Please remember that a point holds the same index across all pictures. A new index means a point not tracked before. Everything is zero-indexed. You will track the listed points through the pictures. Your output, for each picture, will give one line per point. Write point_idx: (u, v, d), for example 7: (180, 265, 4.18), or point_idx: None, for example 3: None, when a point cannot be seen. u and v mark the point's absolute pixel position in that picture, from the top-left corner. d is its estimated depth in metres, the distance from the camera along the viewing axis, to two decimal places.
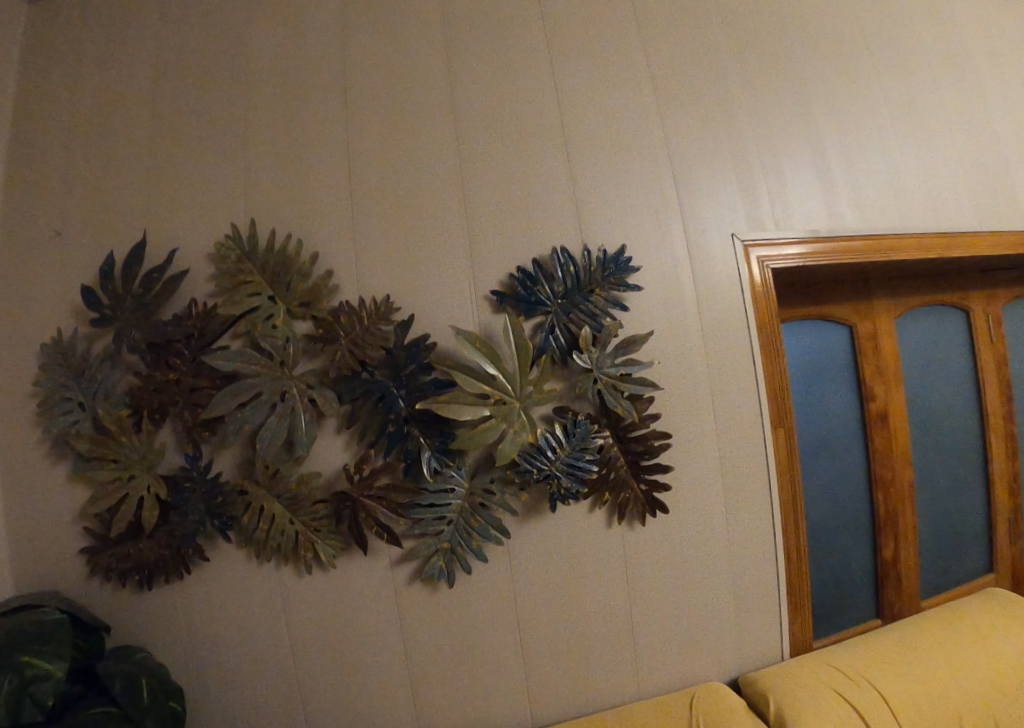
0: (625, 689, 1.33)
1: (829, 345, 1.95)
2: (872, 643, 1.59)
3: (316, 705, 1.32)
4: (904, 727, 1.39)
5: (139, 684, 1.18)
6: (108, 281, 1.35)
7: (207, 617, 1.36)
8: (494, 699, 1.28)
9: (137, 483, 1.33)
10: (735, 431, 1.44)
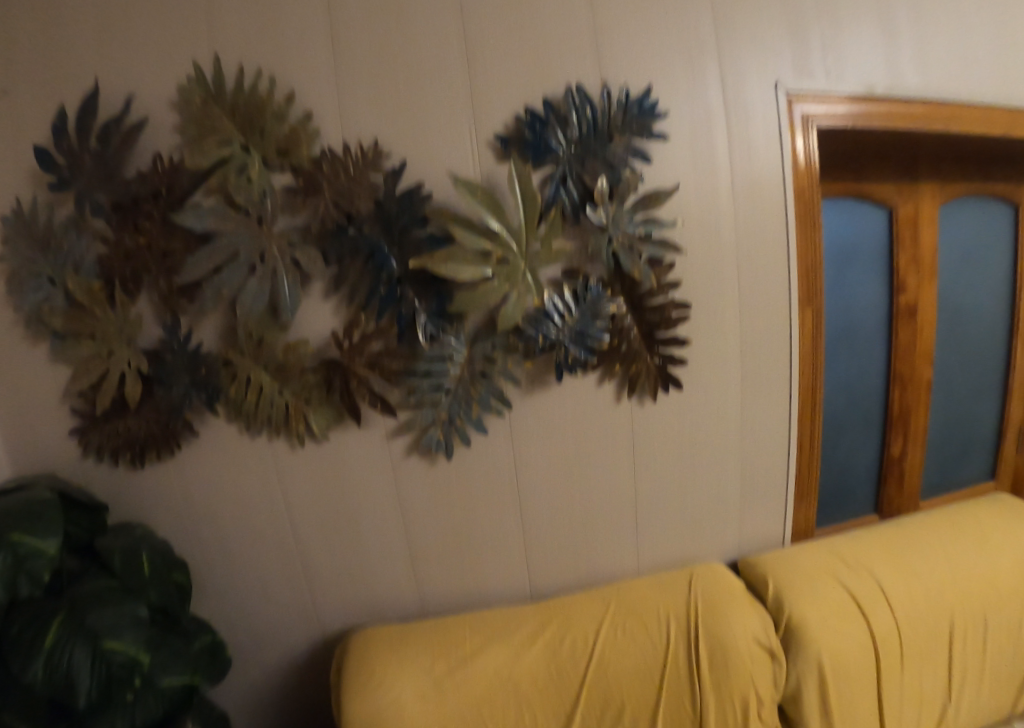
0: (626, 565, 1.30)
1: (860, 231, 1.72)
2: (877, 533, 1.51)
3: (316, 582, 1.26)
4: (895, 617, 1.35)
5: (140, 557, 1.11)
6: (63, 137, 1.11)
7: (204, 499, 1.26)
8: (494, 571, 1.25)
9: (117, 358, 1.17)
10: (765, 307, 1.30)
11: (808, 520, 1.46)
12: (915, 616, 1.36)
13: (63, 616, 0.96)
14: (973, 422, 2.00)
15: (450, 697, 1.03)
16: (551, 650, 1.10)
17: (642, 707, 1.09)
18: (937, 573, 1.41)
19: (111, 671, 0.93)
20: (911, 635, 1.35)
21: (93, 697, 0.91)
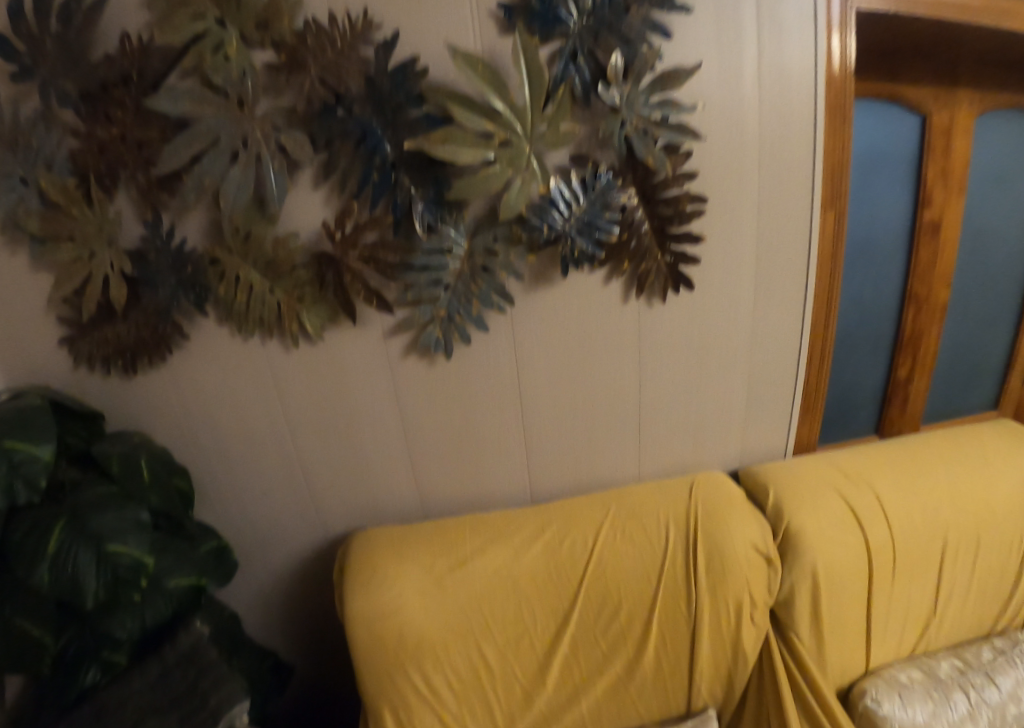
0: (627, 471, 1.29)
1: (879, 144, 1.53)
2: (882, 450, 1.42)
3: (319, 489, 1.24)
4: (893, 531, 1.27)
5: (139, 462, 1.08)
6: (19, 18, 0.89)
7: (202, 415, 1.19)
8: (494, 473, 1.24)
9: (98, 261, 1.04)
10: (793, 210, 1.19)
11: (813, 439, 1.39)
12: (913, 533, 1.28)
13: (65, 521, 0.94)
14: (978, 348, 1.84)
15: (451, 597, 0.97)
16: (551, 550, 1.02)
17: (636, 611, 1.00)
18: (940, 491, 1.33)
19: (116, 572, 0.90)
20: (906, 550, 1.28)
21: (101, 596, 0.89)
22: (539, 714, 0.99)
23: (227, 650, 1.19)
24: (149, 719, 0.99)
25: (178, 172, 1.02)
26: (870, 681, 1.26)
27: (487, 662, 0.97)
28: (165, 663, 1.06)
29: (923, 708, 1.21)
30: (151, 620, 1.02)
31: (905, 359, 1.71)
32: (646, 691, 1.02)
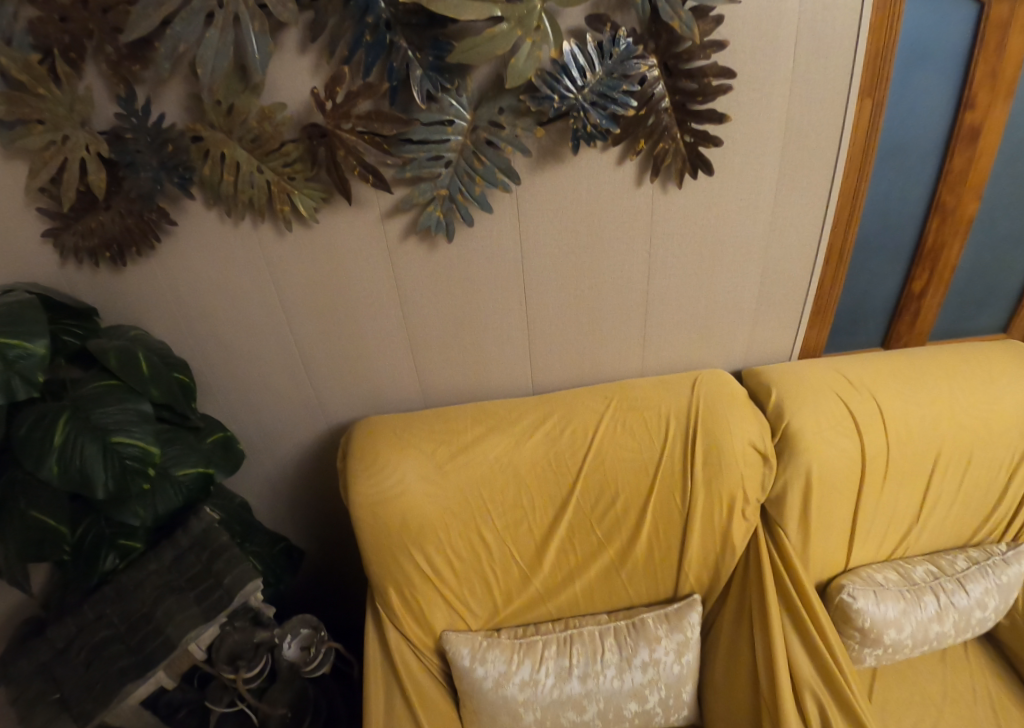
0: (632, 363, 1.28)
1: (945, 30, 1.10)
2: (888, 359, 1.34)
3: (321, 379, 1.23)
4: (889, 440, 1.23)
5: (137, 357, 1.04)
6: None
7: (198, 307, 1.15)
8: (497, 362, 1.23)
9: (73, 144, 0.93)
10: (840, 95, 1.05)
11: (819, 345, 1.37)
12: (906, 440, 1.24)
13: (68, 413, 0.95)
14: (1016, 285, 1.52)
15: (452, 484, 0.96)
16: (551, 439, 0.98)
17: (633, 502, 0.99)
18: (943, 401, 1.27)
19: (123, 461, 0.93)
20: (898, 458, 1.24)
21: (110, 486, 0.91)
22: (534, 593, 1.03)
23: (240, 537, 1.22)
24: (169, 597, 1.02)
25: (149, 38, 0.88)
26: (848, 578, 1.25)
27: (486, 543, 0.98)
28: (179, 545, 1.07)
29: (894, 606, 1.23)
30: (163, 507, 1.04)
31: (914, 295, 1.44)
32: (637, 575, 1.05)
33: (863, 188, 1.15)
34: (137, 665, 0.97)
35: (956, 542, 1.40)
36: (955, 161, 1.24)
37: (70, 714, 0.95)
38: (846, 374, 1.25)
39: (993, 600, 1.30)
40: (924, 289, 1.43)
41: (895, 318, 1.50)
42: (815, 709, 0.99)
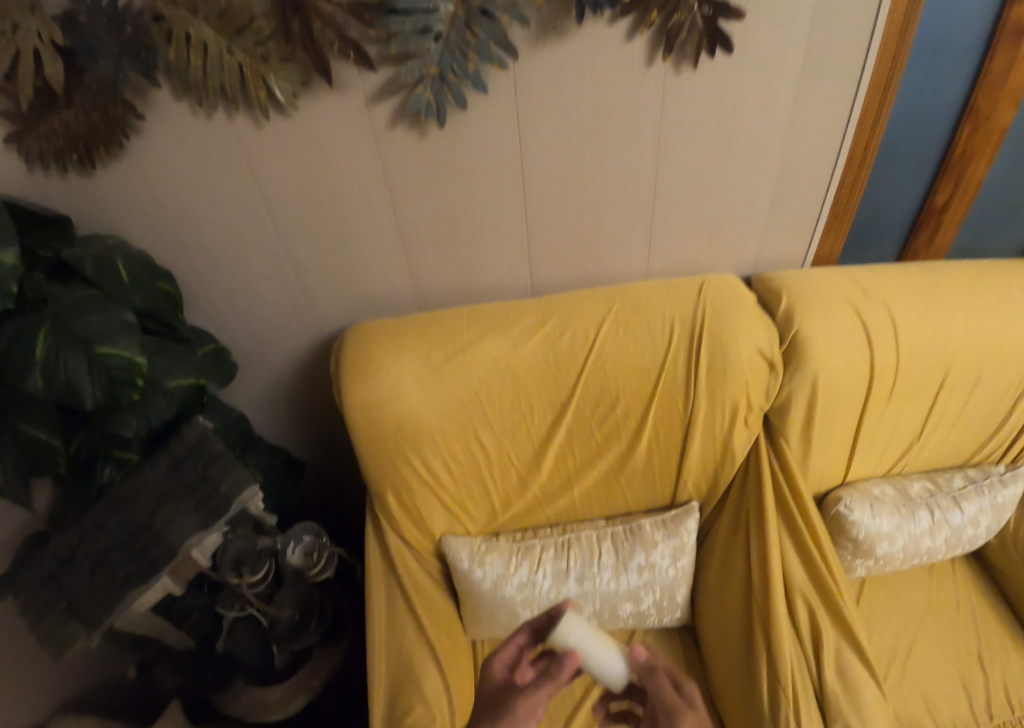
0: (635, 267, 1.23)
1: None
2: (908, 274, 1.26)
3: (313, 287, 1.18)
4: (900, 356, 1.17)
5: (115, 262, 0.98)
6: None
7: (176, 211, 1.07)
8: (495, 263, 1.19)
9: (23, 32, 0.83)
10: None
11: (833, 255, 1.31)
12: (918, 355, 1.19)
13: (47, 326, 0.86)
14: None
15: (449, 390, 0.93)
16: (550, 343, 0.96)
17: (633, 408, 0.97)
18: (963, 318, 1.19)
19: (110, 372, 0.85)
20: (906, 375, 1.19)
21: (100, 398, 0.84)
22: (533, 499, 1.02)
23: (238, 449, 1.19)
24: (167, 504, 1.00)
25: None
26: (846, 491, 1.22)
27: (484, 449, 0.97)
28: (175, 454, 1.03)
29: (890, 518, 1.21)
30: (156, 417, 0.98)
31: (934, 210, 1.35)
32: (635, 483, 1.04)
33: (897, 75, 1.04)
34: (140, 571, 0.99)
35: (956, 461, 1.38)
36: (994, 64, 1.11)
37: (80, 618, 0.99)
38: (860, 285, 1.18)
39: (984, 519, 1.30)
40: (946, 204, 1.34)
41: (913, 235, 1.41)
42: (805, 616, 1.01)
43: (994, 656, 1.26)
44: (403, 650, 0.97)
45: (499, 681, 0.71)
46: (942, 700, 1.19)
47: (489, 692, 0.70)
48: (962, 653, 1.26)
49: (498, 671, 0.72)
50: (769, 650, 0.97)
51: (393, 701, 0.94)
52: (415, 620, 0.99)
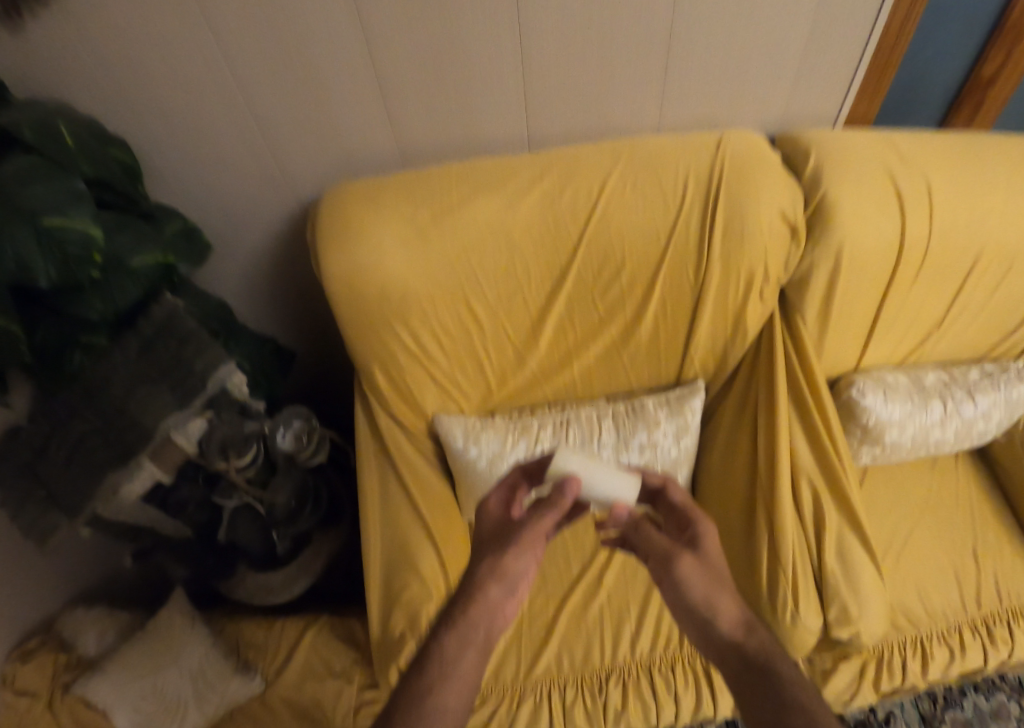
0: (643, 121, 1.08)
1: None
2: (949, 141, 1.06)
3: (291, 157, 1.04)
4: (932, 231, 0.99)
5: (56, 125, 0.81)
6: None
7: (117, 60, 0.87)
8: (487, 114, 1.03)
9: None
10: None
11: (866, 120, 1.17)
12: (955, 231, 1.01)
13: None
14: None
15: (437, 251, 0.86)
16: (548, 199, 0.87)
17: (640, 275, 0.90)
18: (1004, 186, 1.01)
19: (62, 247, 0.74)
20: (938, 255, 1.02)
21: (56, 275, 0.74)
22: (529, 376, 0.98)
23: (222, 336, 1.08)
24: (140, 388, 0.90)
25: None
26: (858, 376, 1.09)
27: (476, 319, 0.91)
28: (144, 335, 0.91)
29: (901, 407, 1.08)
30: (121, 299, 0.86)
31: (980, 84, 1.18)
32: (640, 361, 1.00)
33: None
34: (117, 454, 0.90)
35: (973, 355, 1.20)
36: None
37: (62, 507, 0.93)
38: (897, 151, 1.02)
39: (997, 414, 1.14)
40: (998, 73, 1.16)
41: (952, 113, 1.22)
42: (810, 500, 0.97)
43: (988, 551, 1.15)
44: (397, 531, 0.95)
45: (495, 514, 0.74)
46: (936, 591, 1.09)
47: (495, 521, 0.73)
48: (958, 550, 1.14)
49: (490, 497, 0.77)
50: (771, 529, 0.94)
51: (387, 582, 0.93)
52: (409, 503, 0.96)
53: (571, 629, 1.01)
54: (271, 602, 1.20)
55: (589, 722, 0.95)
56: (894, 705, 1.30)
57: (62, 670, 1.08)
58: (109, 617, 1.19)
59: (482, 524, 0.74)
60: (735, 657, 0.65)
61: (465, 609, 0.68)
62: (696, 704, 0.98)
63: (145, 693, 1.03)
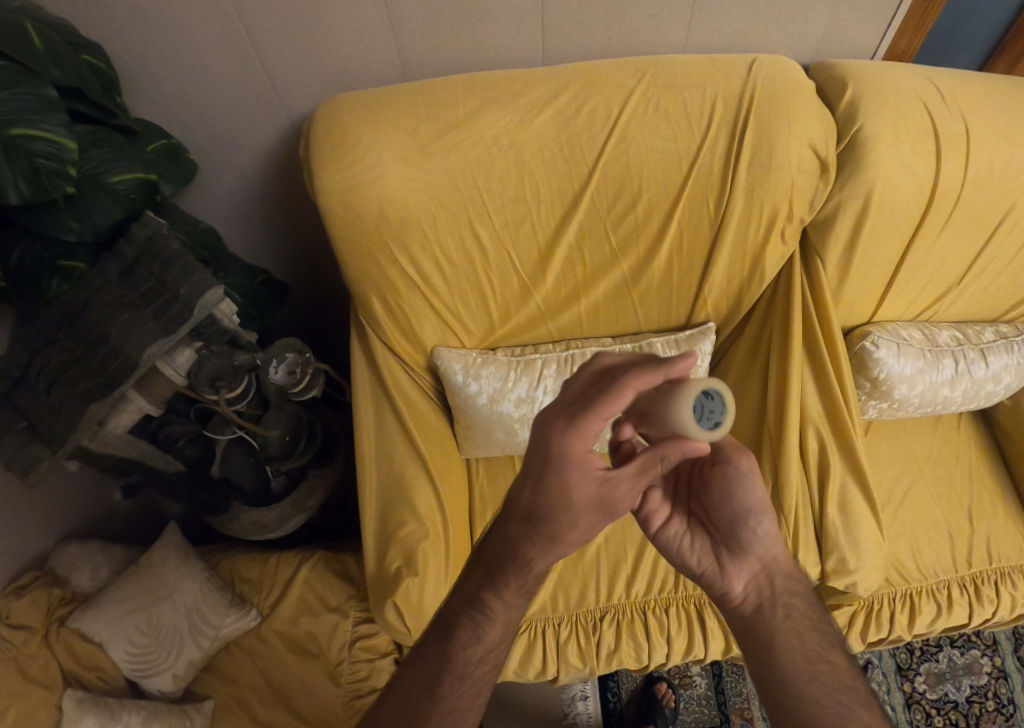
0: (669, 39, 0.94)
1: None
2: (1000, 83, 0.95)
3: (280, 72, 0.93)
4: (967, 182, 0.91)
5: (24, 26, 0.71)
6: None
7: None
8: (493, 24, 0.89)
9: None
10: None
11: (907, 58, 1.04)
12: (993, 183, 0.92)
13: None
14: None
15: (440, 171, 0.81)
16: (561, 117, 0.82)
17: (656, 207, 0.86)
18: None
19: (33, 160, 0.69)
20: (970, 205, 0.93)
21: (27, 191, 0.69)
22: (533, 312, 0.96)
23: (211, 265, 1.03)
24: (122, 314, 0.82)
25: None
26: (875, 327, 1.03)
27: (481, 246, 0.87)
28: (125, 259, 0.85)
29: (914, 362, 1.02)
30: (102, 219, 0.81)
31: None
32: (650, 299, 0.97)
33: None
34: (102, 385, 0.81)
35: (986, 317, 1.13)
36: None
37: (43, 439, 0.82)
38: (938, 86, 0.91)
39: (1007, 376, 1.08)
40: None
41: (993, 59, 1.10)
42: (815, 446, 0.95)
43: (983, 510, 1.14)
44: (393, 467, 0.93)
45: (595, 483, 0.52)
46: (927, 547, 1.09)
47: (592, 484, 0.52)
48: (952, 507, 1.13)
49: (581, 446, 0.48)
50: (775, 477, 0.93)
51: (383, 517, 0.91)
52: (406, 438, 0.95)
53: (569, 571, 1.00)
54: (263, 538, 1.17)
55: (581, 657, 0.97)
56: (873, 654, 1.33)
57: (57, 604, 1.00)
58: (104, 550, 1.11)
59: (576, 491, 0.51)
60: (779, 583, 0.60)
61: (540, 561, 0.58)
62: (687, 645, 0.99)
63: (140, 628, 0.99)
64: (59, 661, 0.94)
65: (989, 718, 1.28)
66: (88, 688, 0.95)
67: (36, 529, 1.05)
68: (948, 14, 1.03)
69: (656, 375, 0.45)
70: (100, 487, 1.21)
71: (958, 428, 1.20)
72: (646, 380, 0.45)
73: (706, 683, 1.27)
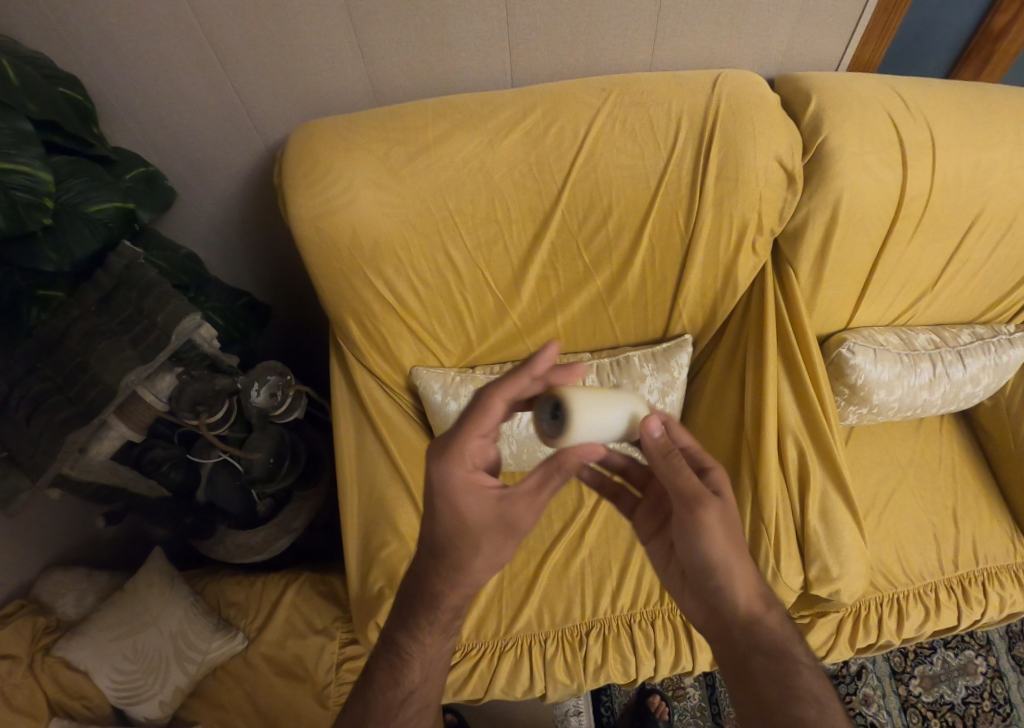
0: (636, 57, 0.96)
1: None
2: (963, 90, 0.97)
3: (256, 101, 0.95)
4: (934, 189, 0.92)
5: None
6: None
7: None
8: (462, 46, 0.91)
9: None
10: None
11: (872, 68, 1.06)
12: (958, 190, 0.93)
13: None
14: None
15: (411, 193, 0.82)
16: (531, 137, 0.83)
17: (626, 222, 0.87)
18: (1012, 140, 0.93)
19: (9, 194, 0.70)
20: (937, 212, 0.95)
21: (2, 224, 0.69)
22: (510, 329, 0.97)
23: (191, 289, 1.03)
24: (100, 342, 0.83)
25: None
26: (851, 333, 1.04)
27: (454, 267, 0.88)
28: (102, 288, 0.85)
29: (892, 367, 1.03)
30: (80, 250, 0.82)
31: (989, 38, 1.05)
32: (625, 311, 0.98)
33: None
34: (81, 413, 0.81)
35: (962, 320, 1.14)
36: None
37: (22, 468, 0.82)
38: (902, 96, 0.93)
39: (985, 378, 1.09)
40: (1013, 22, 1.02)
41: (959, 67, 1.12)
42: (795, 452, 0.95)
43: (968, 512, 1.14)
44: (374, 487, 0.93)
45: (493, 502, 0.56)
46: (912, 550, 1.09)
47: (486, 509, 0.57)
48: (937, 509, 1.13)
49: (456, 464, 0.55)
50: (757, 487, 0.94)
51: (365, 538, 0.92)
52: (387, 457, 0.95)
53: (553, 586, 1.00)
54: (249, 561, 1.16)
55: (567, 675, 0.96)
56: (867, 660, 1.33)
57: (41, 633, 1.00)
58: (88, 576, 1.11)
59: (469, 514, 0.57)
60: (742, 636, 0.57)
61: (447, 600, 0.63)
62: (675, 658, 0.99)
63: (124, 654, 0.98)
64: (44, 690, 0.94)
65: (986, 719, 1.28)
66: (72, 716, 0.95)
67: (18, 557, 1.05)
68: (914, 23, 1.05)
69: (519, 379, 0.54)
70: (85, 514, 1.21)
71: (940, 431, 1.21)
72: (510, 389, 0.55)
73: (699, 694, 1.26)
